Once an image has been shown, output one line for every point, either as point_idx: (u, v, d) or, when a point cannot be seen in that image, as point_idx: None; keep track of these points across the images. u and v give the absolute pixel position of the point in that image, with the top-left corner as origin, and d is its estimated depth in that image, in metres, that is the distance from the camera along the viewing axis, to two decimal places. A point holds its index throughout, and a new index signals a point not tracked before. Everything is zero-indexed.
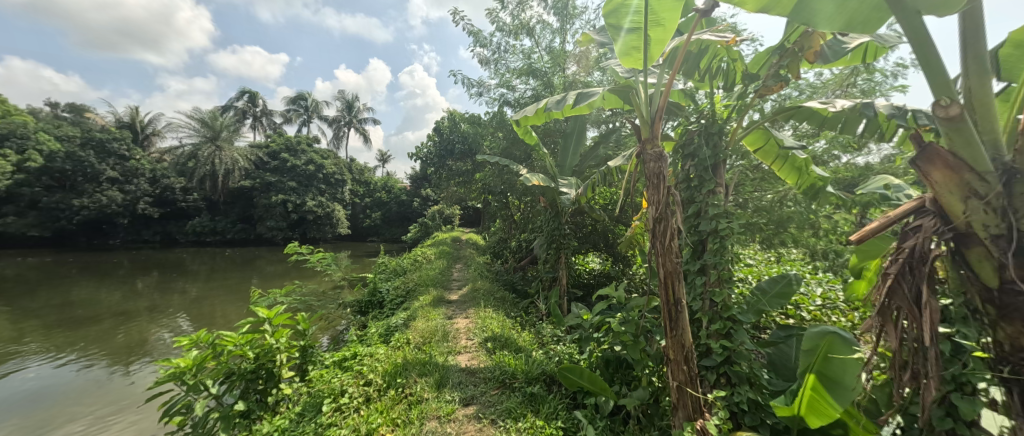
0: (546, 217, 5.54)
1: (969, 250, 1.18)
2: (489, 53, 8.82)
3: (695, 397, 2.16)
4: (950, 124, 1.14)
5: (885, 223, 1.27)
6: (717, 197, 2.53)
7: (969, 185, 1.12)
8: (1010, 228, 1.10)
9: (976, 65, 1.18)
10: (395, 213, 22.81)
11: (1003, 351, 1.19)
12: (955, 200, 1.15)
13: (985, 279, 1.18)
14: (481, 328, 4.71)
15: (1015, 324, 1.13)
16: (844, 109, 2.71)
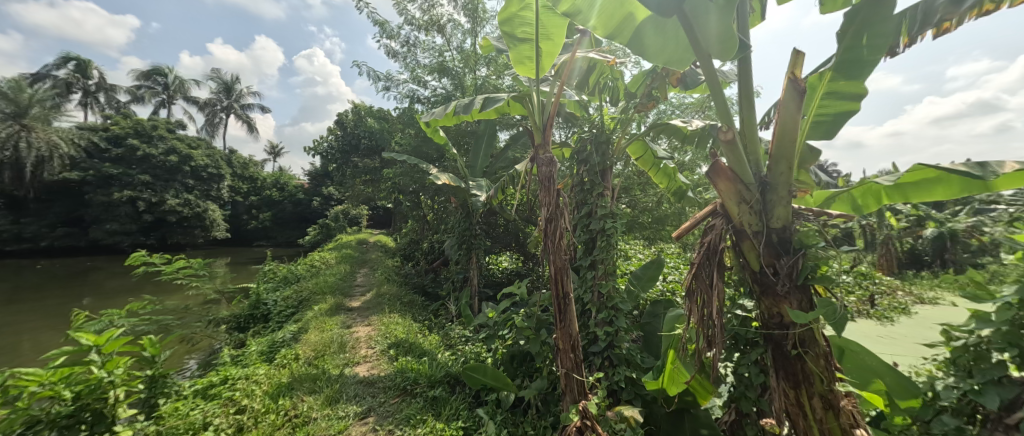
0: (457, 218, 5.51)
1: (742, 243, 1.50)
2: (397, 46, 8.42)
3: (580, 382, 2.35)
4: (728, 146, 1.48)
5: (694, 222, 1.58)
6: (605, 200, 2.85)
7: (740, 193, 1.45)
8: (764, 226, 1.45)
9: (746, 104, 1.55)
10: (287, 213, 20.20)
11: (765, 320, 1.51)
12: (733, 204, 1.46)
13: (752, 265, 1.49)
14: (384, 334, 4.46)
15: (769, 298, 1.47)
16: (699, 129, 3.28)
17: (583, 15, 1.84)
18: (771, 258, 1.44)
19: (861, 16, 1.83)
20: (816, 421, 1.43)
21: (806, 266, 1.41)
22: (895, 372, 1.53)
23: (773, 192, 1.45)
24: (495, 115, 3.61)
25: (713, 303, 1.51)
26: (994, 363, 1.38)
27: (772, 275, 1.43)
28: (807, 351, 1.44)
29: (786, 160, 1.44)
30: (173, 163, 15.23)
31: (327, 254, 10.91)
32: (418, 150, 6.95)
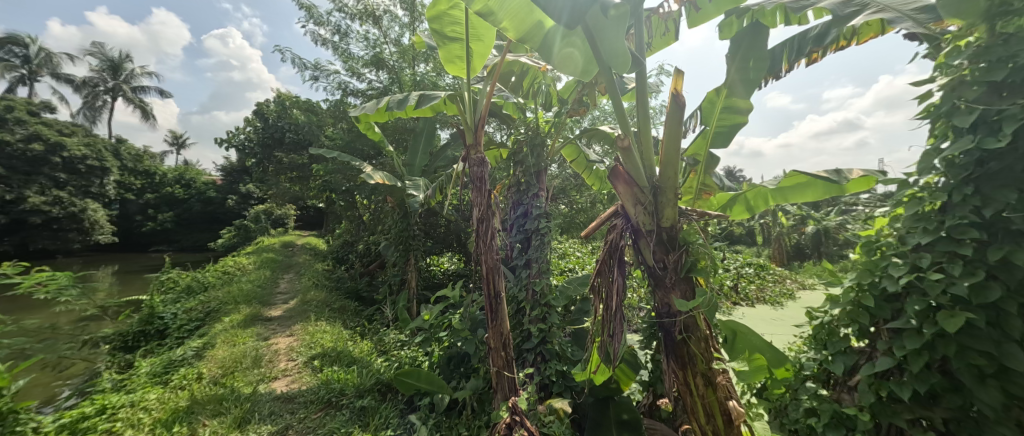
0: (393, 218, 5.28)
1: (641, 241, 1.61)
2: (327, 33, 7.84)
3: (511, 379, 2.38)
4: (625, 152, 1.60)
5: (600, 222, 1.69)
6: (540, 200, 2.93)
7: (636, 195, 1.58)
8: (656, 225, 1.57)
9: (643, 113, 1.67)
10: (196, 212, 17.80)
11: (662, 313, 1.63)
12: (630, 204, 1.59)
13: (649, 261, 1.61)
14: (308, 344, 4.11)
15: (665, 291, 1.59)
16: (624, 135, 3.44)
17: (490, 15, 1.66)
18: (661, 254, 1.57)
19: (746, 43, 2.13)
20: (698, 395, 1.59)
21: (689, 260, 1.55)
22: (774, 348, 1.76)
23: (664, 194, 1.58)
24: (430, 113, 3.53)
25: (615, 294, 1.64)
26: (841, 334, 1.68)
27: (665, 269, 1.57)
28: (691, 335, 1.59)
29: (672, 167, 1.57)
30: (37, 153, 12.15)
31: (244, 259, 9.81)
32: (350, 147, 6.54)
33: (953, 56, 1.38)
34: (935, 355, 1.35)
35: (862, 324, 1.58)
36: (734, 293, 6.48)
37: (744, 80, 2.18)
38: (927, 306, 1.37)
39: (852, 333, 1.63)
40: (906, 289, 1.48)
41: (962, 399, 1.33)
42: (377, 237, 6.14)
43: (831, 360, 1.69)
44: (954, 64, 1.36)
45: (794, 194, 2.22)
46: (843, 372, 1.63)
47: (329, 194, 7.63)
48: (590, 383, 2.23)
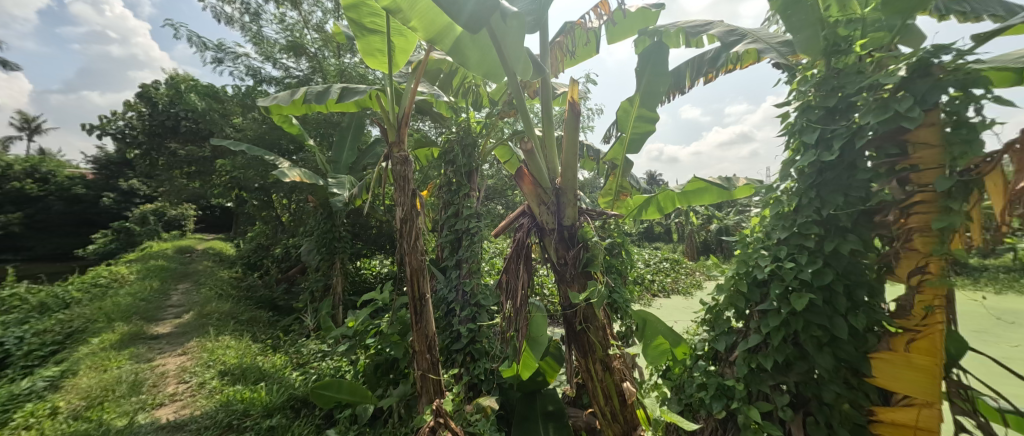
0: (315, 219, 4.88)
1: (546, 238, 1.71)
2: (235, 12, 6.97)
3: (436, 381, 2.30)
4: (530, 156, 1.69)
5: (508, 220, 1.73)
6: (470, 200, 2.92)
7: (539, 196, 1.68)
8: (558, 223, 1.67)
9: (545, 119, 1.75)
10: (60, 212, 14.38)
11: (568, 306, 1.72)
12: (535, 204, 1.69)
13: (554, 257, 1.70)
14: (206, 363, 3.61)
15: (570, 285, 1.66)
16: None
17: (396, 12, 1.52)
18: (562, 251, 1.67)
19: (652, 59, 2.36)
20: (597, 380, 1.71)
21: (587, 256, 1.63)
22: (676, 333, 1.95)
23: (565, 195, 1.67)
24: (354, 107, 3.34)
25: (521, 288, 1.68)
26: (725, 316, 1.94)
27: (569, 264, 1.65)
28: (590, 325, 1.68)
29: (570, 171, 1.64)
30: None
31: (124, 266, 8.30)
32: (262, 140, 5.88)
33: (803, 83, 1.67)
34: (790, 331, 1.62)
35: (740, 308, 1.85)
36: (652, 285, 7.10)
37: (650, 92, 2.43)
38: (783, 290, 1.65)
39: (733, 316, 1.90)
40: (771, 276, 1.76)
41: (807, 365, 1.62)
42: (295, 239, 5.61)
43: (717, 340, 1.97)
44: (805, 90, 1.64)
45: (695, 196, 2.64)
46: (726, 349, 1.91)
47: (236, 191, 6.79)
48: (518, 378, 2.29)
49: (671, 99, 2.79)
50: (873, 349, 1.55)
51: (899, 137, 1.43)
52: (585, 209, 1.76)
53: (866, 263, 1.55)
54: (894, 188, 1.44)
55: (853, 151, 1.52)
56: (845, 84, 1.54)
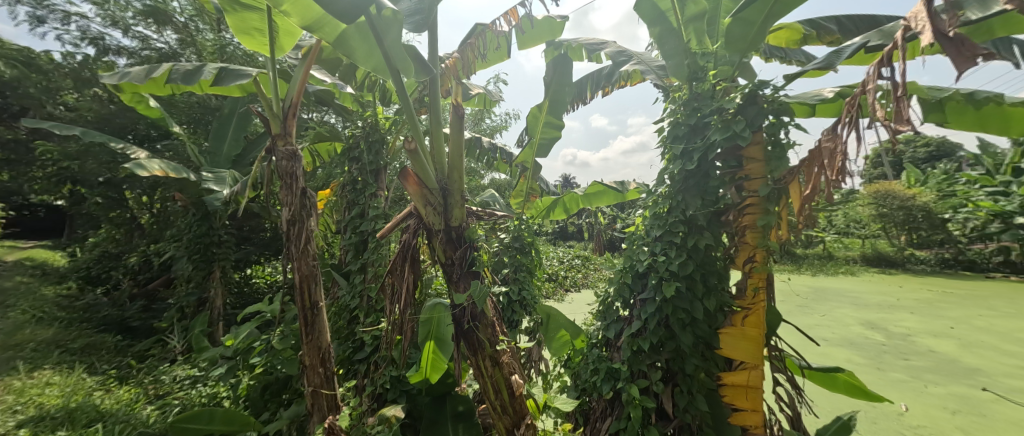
0: (184, 221, 4.08)
1: (434, 240, 1.51)
2: None
3: (331, 396, 2.03)
4: (413, 155, 1.42)
5: (392, 224, 1.53)
6: (377, 200, 2.72)
7: (426, 197, 1.45)
8: (445, 225, 1.47)
9: (434, 109, 1.48)
10: None
11: (461, 313, 1.58)
12: (421, 207, 1.47)
13: (440, 259, 1.53)
14: (9, 408, 2.74)
15: (457, 289, 1.52)
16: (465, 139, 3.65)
17: None
18: (449, 251, 1.48)
19: (559, 71, 2.50)
20: (487, 376, 1.59)
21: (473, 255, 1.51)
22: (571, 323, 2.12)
23: (452, 196, 1.47)
24: (237, 91, 2.89)
25: (405, 292, 1.55)
26: (614, 306, 2.18)
27: (453, 268, 1.49)
28: (478, 322, 1.58)
29: (457, 170, 1.48)
30: None
31: None
32: (106, 123, 4.72)
33: (674, 103, 1.95)
34: (662, 314, 1.88)
35: (625, 298, 2.09)
36: (562, 281, 7.52)
37: (557, 101, 2.60)
38: (656, 280, 1.91)
39: (620, 305, 2.14)
40: (648, 270, 2.02)
41: (674, 344, 1.90)
42: (157, 246, 4.64)
43: (608, 328, 2.20)
44: (680, 109, 1.90)
45: (596, 198, 2.96)
46: (614, 335, 2.13)
47: (66, 187, 5.34)
48: (426, 383, 2.15)
49: (574, 108, 3.02)
50: (721, 325, 1.86)
51: (737, 152, 1.76)
52: (472, 211, 1.64)
53: (717, 255, 1.87)
54: (734, 193, 1.77)
55: (707, 162, 1.81)
56: (701, 106, 1.83)
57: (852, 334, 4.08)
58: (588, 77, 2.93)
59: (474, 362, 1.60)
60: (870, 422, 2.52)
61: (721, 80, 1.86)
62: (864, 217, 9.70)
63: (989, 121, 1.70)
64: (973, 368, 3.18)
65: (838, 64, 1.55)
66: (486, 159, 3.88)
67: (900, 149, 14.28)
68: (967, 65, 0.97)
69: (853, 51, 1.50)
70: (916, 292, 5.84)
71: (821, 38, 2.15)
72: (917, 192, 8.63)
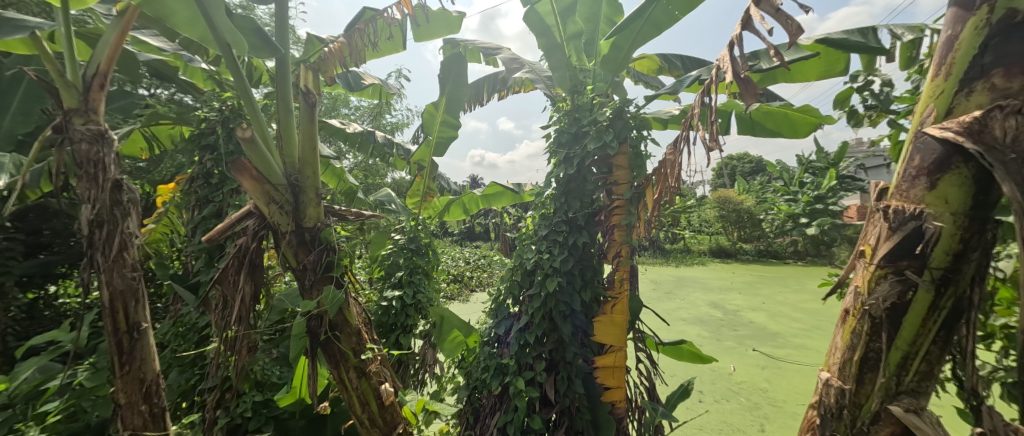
0: None
1: (283, 242, 1.32)
2: None
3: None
4: (249, 143, 1.21)
5: (227, 225, 1.25)
6: (240, 197, 2.22)
7: (269, 194, 1.26)
8: (296, 225, 1.32)
9: (282, 97, 1.31)
10: None
11: (318, 323, 1.40)
12: (262, 205, 1.27)
13: (290, 263, 1.36)
14: None
15: (310, 296, 1.37)
16: (355, 132, 3.30)
17: None
18: (300, 255, 1.33)
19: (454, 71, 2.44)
20: (353, 389, 1.45)
21: (330, 259, 1.37)
22: (458, 321, 2.15)
23: (303, 193, 1.33)
24: (14, 45, 2.07)
25: (236, 305, 1.31)
26: (505, 304, 2.26)
27: (306, 272, 1.34)
28: (338, 332, 1.42)
29: (312, 165, 1.34)
30: None
31: None
32: None
33: (559, 112, 2.10)
34: (545, 308, 2.01)
35: (515, 295, 2.18)
36: (466, 280, 7.41)
37: (452, 101, 2.55)
38: (542, 277, 2.03)
39: (511, 302, 2.22)
40: (535, 267, 2.12)
41: (556, 335, 2.03)
42: None
43: (500, 325, 2.25)
44: (570, 119, 2.03)
45: (495, 198, 2.98)
46: (505, 332, 2.20)
47: None
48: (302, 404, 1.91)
49: (470, 109, 3.01)
50: (596, 314, 2.04)
51: (608, 160, 1.96)
52: (332, 210, 1.50)
53: (593, 252, 2.05)
54: (605, 196, 1.97)
55: (584, 167, 1.98)
56: (580, 117, 2.01)
57: (702, 314, 4.95)
58: (485, 78, 2.95)
59: (337, 374, 1.45)
60: (710, 383, 3.09)
61: (598, 95, 2.04)
62: (710, 218, 11.88)
63: (782, 121, 2.07)
64: (776, 332, 4.16)
65: (680, 90, 1.85)
66: (380, 156, 3.58)
67: (732, 163, 17.89)
68: (752, 99, 1.24)
69: (690, 82, 1.78)
70: (743, 276, 7.40)
71: (670, 72, 2.53)
72: (744, 198, 10.93)
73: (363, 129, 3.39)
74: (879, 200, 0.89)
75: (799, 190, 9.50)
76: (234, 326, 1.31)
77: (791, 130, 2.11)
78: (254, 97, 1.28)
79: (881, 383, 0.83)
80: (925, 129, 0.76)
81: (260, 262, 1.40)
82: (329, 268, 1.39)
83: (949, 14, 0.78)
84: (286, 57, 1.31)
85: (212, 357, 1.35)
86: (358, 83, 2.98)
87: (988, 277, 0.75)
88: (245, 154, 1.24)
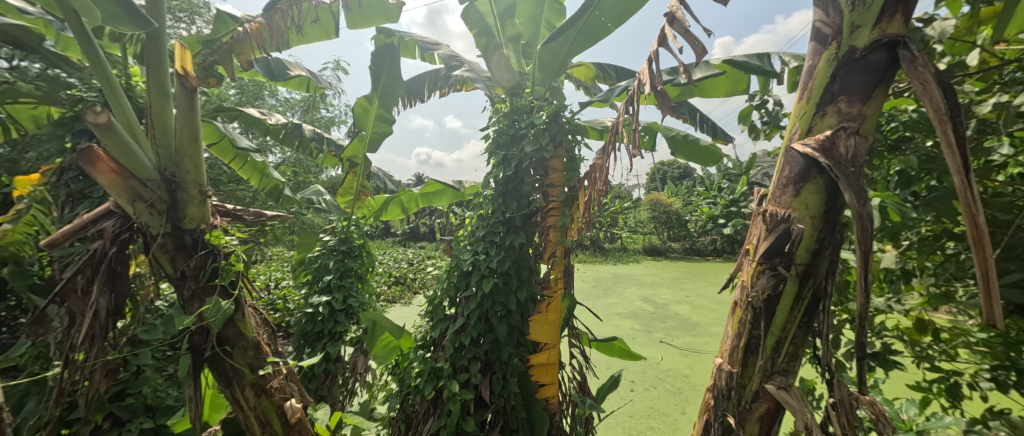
0: None
1: (153, 247, 1.18)
2: None
3: None
4: (103, 131, 1.03)
5: (74, 227, 1.07)
6: None
7: (135, 191, 1.11)
8: (172, 227, 1.18)
9: (156, 84, 1.15)
10: None
11: (205, 337, 1.26)
12: (124, 203, 1.11)
13: (165, 270, 1.21)
14: None
15: (191, 306, 1.24)
16: (278, 124, 2.99)
17: None
18: (178, 262, 1.20)
19: (388, 61, 2.33)
20: (250, 409, 1.34)
21: (214, 265, 1.24)
22: (387, 322, 2.06)
23: (181, 192, 1.19)
24: None
25: (91, 321, 1.12)
26: (442, 305, 2.19)
27: (184, 279, 1.21)
28: (228, 347, 1.29)
29: (192, 157, 1.20)
30: None
31: None
32: None
33: (497, 114, 2.11)
34: (482, 309, 1.99)
35: (452, 297, 2.13)
36: (409, 282, 7.05)
37: (386, 95, 2.43)
38: (479, 278, 2.00)
39: (447, 304, 2.16)
40: (471, 268, 2.10)
41: (492, 335, 2.02)
42: None
43: (435, 327, 2.19)
44: (508, 121, 2.05)
45: (435, 197, 2.90)
46: (440, 334, 2.14)
47: None
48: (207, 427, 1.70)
49: (408, 104, 2.89)
50: (531, 313, 2.06)
51: (544, 163, 2.00)
52: (221, 209, 1.36)
53: (529, 252, 2.08)
54: (542, 197, 2.02)
55: (521, 170, 2.00)
56: (518, 119, 2.04)
57: (635, 308, 5.27)
58: (426, 74, 2.84)
59: (240, 394, 1.32)
60: (640, 373, 3.31)
61: (536, 98, 2.08)
62: (643, 219, 12.70)
63: (697, 152, 2.32)
64: (697, 323, 4.56)
65: (611, 99, 1.94)
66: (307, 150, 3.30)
67: (662, 168, 19.35)
68: (667, 110, 1.32)
69: (620, 92, 1.87)
70: (672, 273, 8.01)
71: (605, 81, 2.63)
72: (672, 200, 11.86)
73: (287, 120, 3.08)
74: (761, 205, 1.02)
75: (717, 194, 10.52)
76: (84, 347, 1.13)
77: (702, 159, 2.38)
78: (114, 81, 1.12)
79: (760, 365, 0.94)
80: (792, 144, 0.88)
81: (123, 272, 1.22)
82: (213, 276, 1.25)
83: (810, 47, 0.91)
84: (156, 31, 1.15)
85: (56, 384, 1.13)
86: (283, 73, 2.72)
87: (838, 270, 0.88)
88: (99, 144, 1.07)
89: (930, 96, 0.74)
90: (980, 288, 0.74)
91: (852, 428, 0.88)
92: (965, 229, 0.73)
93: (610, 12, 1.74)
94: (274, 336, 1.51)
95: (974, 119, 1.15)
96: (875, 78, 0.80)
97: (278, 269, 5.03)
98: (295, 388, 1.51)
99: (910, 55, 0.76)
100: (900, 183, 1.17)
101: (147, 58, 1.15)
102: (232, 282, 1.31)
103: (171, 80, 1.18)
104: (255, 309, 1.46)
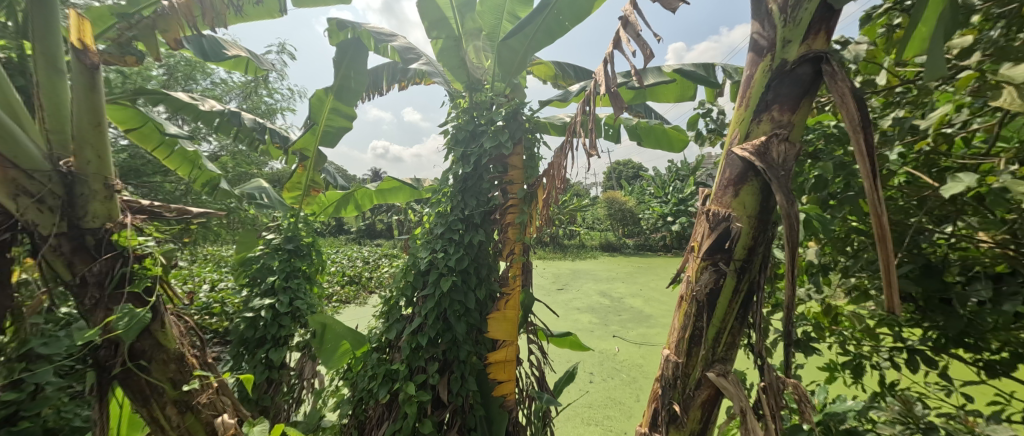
0: None
1: (44, 247, 1.03)
2: None
3: None
4: None
5: None
6: None
7: (17, 183, 0.97)
8: (71, 226, 1.05)
9: (45, 61, 1.01)
10: None
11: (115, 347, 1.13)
12: (2, 197, 0.97)
13: (63, 275, 1.07)
14: None
15: (95, 314, 1.10)
16: (213, 111, 2.67)
17: None
18: (77, 265, 1.06)
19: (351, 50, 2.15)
20: (172, 428, 1.21)
21: (122, 269, 1.09)
22: (336, 322, 1.96)
23: (81, 185, 1.05)
24: None
25: None
26: (398, 306, 2.11)
27: (86, 284, 1.07)
28: (144, 361, 1.16)
29: (94, 146, 1.06)
30: None
31: None
32: None
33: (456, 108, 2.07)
34: (439, 308, 1.94)
35: (408, 296, 2.06)
36: (364, 282, 6.73)
37: (343, 89, 2.28)
38: (436, 276, 1.95)
39: (403, 304, 2.08)
40: (427, 266, 2.03)
41: (449, 334, 1.97)
42: None
43: (391, 328, 2.10)
44: (466, 116, 2.02)
45: (391, 193, 2.77)
46: (396, 335, 2.06)
47: None
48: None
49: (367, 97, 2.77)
50: (490, 311, 2.04)
51: (503, 159, 1.98)
52: (141, 205, 1.22)
53: (488, 250, 2.04)
54: (500, 195, 2.00)
55: (481, 166, 1.97)
56: (478, 115, 2.01)
57: (592, 302, 5.41)
58: (384, 66, 2.73)
59: (163, 407, 1.20)
60: (597, 365, 3.41)
61: (496, 94, 2.06)
62: (601, 216, 13.13)
63: (660, 137, 2.39)
64: (648, 315, 4.80)
65: (569, 99, 1.97)
66: (244, 138, 3.00)
67: (618, 168, 20.02)
68: (620, 111, 1.33)
69: (579, 91, 1.89)
70: (625, 267, 8.37)
71: (564, 80, 2.66)
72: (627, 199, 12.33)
73: (224, 107, 2.75)
74: (704, 204, 1.07)
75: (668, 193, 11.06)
76: None
77: (668, 147, 2.44)
78: None
79: (702, 355, 1.00)
80: (732, 149, 0.93)
81: None
82: (121, 282, 1.11)
83: (749, 58, 0.97)
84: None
85: None
86: (217, 53, 2.48)
87: (770, 264, 0.95)
88: None
89: (847, 109, 0.81)
90: (883, 281, 0.81)
91: (778, 408, 0.95)
92: (873, 228, 0.80)
93: (569, 11, 1.76)
94: (202, 343, 1.37)
95: (879, 131, 1.30)
96: (802, 89, 0.87)
97: (214, 270, 4.61)
98: (227, 399, 1.37)
99: (831, 70, 0.83)
100: (817, 187, 1.28)
101: (33, 27, 1.00)
102: (146, 287, 1.16)
103: (66, 55, 1.05)
104: (177, 314, 1.32)
